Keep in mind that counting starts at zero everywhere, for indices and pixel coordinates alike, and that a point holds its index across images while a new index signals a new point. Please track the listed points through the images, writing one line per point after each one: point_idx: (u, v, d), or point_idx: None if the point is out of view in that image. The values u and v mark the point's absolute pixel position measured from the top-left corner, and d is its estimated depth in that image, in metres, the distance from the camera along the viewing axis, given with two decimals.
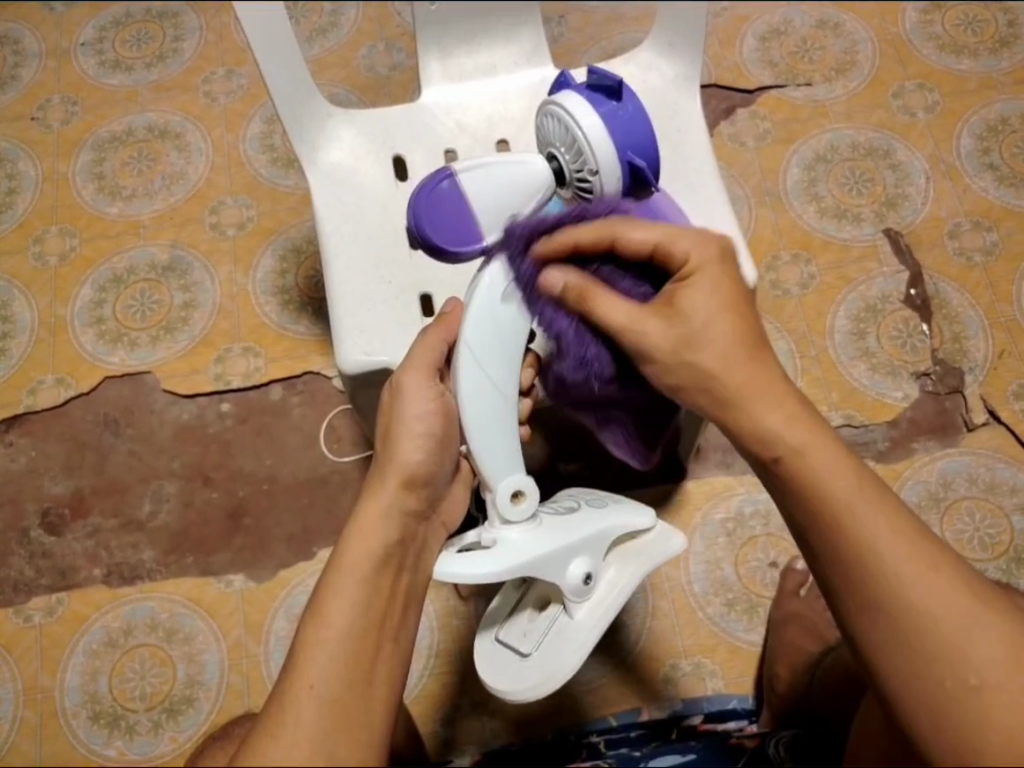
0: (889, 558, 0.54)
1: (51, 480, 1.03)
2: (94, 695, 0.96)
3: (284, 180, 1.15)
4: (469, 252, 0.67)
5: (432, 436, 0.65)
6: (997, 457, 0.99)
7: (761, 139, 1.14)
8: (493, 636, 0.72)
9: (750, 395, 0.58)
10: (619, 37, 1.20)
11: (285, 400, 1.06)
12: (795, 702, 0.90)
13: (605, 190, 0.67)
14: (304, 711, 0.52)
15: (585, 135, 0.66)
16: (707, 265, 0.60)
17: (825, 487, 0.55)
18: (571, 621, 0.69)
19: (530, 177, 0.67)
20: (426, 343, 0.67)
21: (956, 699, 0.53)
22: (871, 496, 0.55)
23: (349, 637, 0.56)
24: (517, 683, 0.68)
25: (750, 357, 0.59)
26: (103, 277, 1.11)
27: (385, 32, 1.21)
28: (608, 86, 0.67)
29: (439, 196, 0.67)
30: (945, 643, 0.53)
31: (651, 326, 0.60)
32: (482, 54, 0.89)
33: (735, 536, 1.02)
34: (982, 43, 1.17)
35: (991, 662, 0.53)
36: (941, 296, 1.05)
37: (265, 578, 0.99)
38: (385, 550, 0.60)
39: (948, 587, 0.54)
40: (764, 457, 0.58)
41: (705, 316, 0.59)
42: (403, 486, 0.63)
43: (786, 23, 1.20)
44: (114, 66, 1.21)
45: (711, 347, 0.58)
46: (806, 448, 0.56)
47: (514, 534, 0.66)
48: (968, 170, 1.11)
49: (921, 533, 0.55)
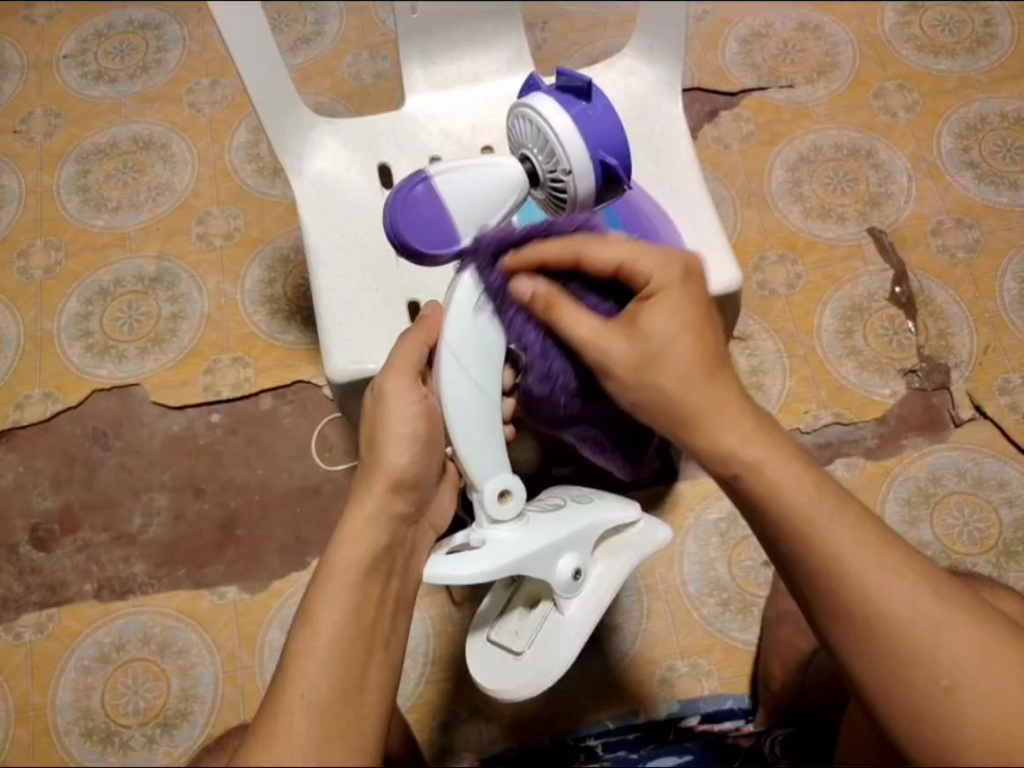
0: (849, 561, 0.54)
1: (39, 495, 1.02)
2: (87, 711, 0.95)
3: (271, 189, 1.15)
4: (447, 257, 0.65)
5: (418, 438, 0.64)
6: (984, 452, 1.00)
7: (745, 141, 1.15)
8: (485, 637, 0.71)
9: (707, 416, 0.57)
10: (603, 41, 1.20)
11: (275, 409, 1.06)
12: (790, 697, 0.89)
13: (578, 193, 0.65)
14: (295, 720, 0.52)
15: (558, 137, 0.64)
16: (670, 288, 0.59)
17: (787, 502, 0.55)
18: (563, 617, 0.69)
19: (501, 180, 0.65)
20: (407, 345, 0.66)
21: (927, 700, 0.53)
22: (832, 509, 0.55)
23: (339, 645, 0.55)
24: (513, 683, 0.68)
25: (711, 377, 0.58)
26: (89, 290, 1.11)
27: (368, 40, 1.21)
28: (576, 87, 0.65)
29: (415, 201, 0.64)
30: (916, 646, 0.53)
31: (617, 345, 0.58)
32: (466, 61, 0.89)
33: (728, 535, 1.02)
34: (960, 43, 1.19)
35: (962, 658, 0.53)
36: (926, 293, 1.06)
37: (259, 589, 0.99)
38: (373, 558, 0.60)
39: (913, 590, 0.54)
40: (725, 477, 0.57)
41: (667, 335, 0.58)
42: (390, 490, 0.63)
43: (767, 26, 1.22)
44: (97, 78, 1.21)
45: (671, 368, 0.57)
46: (764, 464, 0.56)
47: (502, 534, 0.66)
48: (949, 168, 1.12)
49: (884, 538, 0.55)
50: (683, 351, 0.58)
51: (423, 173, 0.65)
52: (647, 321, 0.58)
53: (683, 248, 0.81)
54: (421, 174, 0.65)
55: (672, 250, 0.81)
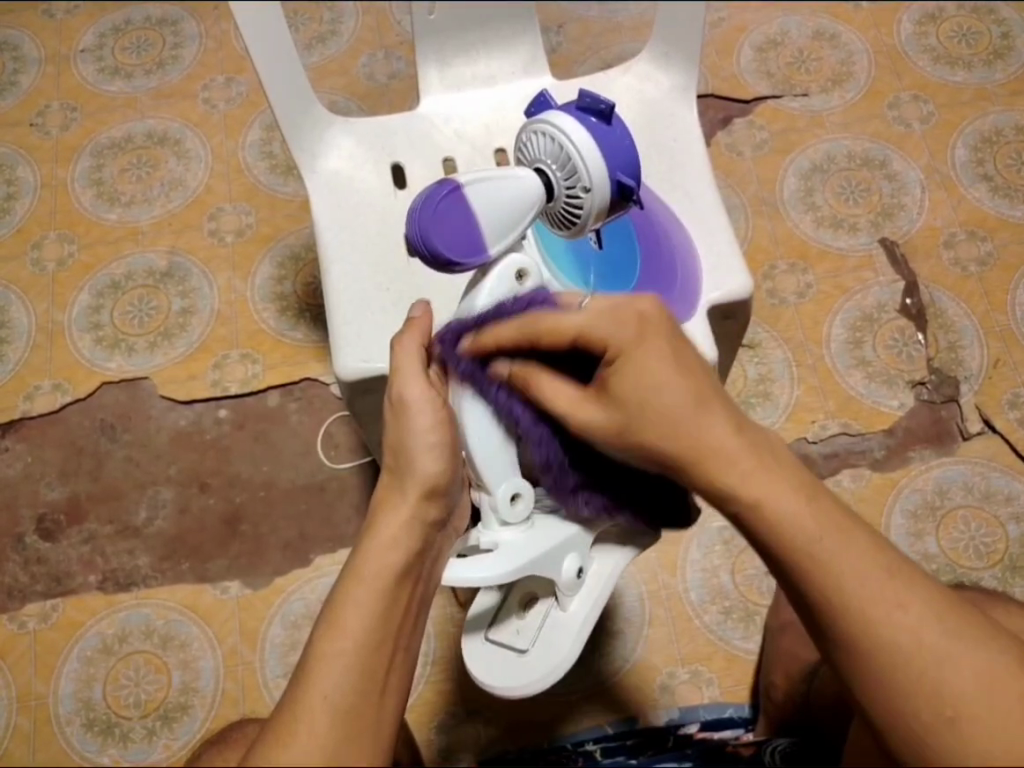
0: (851, 593, 0.52)
1: (47, 486, 1.03)
2: (88, 702, 0.95)
3: (283, 187, 1.15)
4: (475, 264, 0.63)
5: (447, 442, 0.62)
6: (993, 466, 0.99)
7: (758, 148, 1.14)
8: (483, 636, 0.71)
9: (710, 464, 0.55)
10: (617, 47, 1.20)
11: (283, 406, 1.06)
12: (795, 710, 0.88)
13: (594, 212, 0.64)
14: (317, 722, 0.51)
15: (579, 152, 0.62)
16: (627, 348, 0.57)
17: (786, 535, 0.53)
18: (565, 614, 0.70)
19: (524, 194, 0.63)
20: (402, 345, 0.63)
21: (930, 730, 0.51)
22: (832, 543, 0.52)
23: (364, 650, 0.54)
24: (520, 678, 0.68)
25: (700, 410, 0.55)
26: (101, 283, 1.11)
27: (383, 41, 1.22)
28: (598, 108, 0.63)
29: (446, 210, 0.62)
30: (917, 677, 0.51)
31: (594, 414, 0.59)
32: (481, 63, 0.89)
33: (731, 544, 1.02)
34: (977, 55, 1.18)
35: (965, 690, 0.51)
36: (937, 306, 1.06)
37: (261, 585, 0.99)
38: (404, 564, 0.58)
39: (917, 619, 0.51)
40: (725, 505, 0.55)
41: (649, 390, 0.56)
42: (425, 496, 0.61)
43: (783, 34, 1.21)
44: (114, 74, 1.22)
45: (659, 417, 0.56)
46: (761, 502, 0.53)
47: (511, 536, 0.67)
48: (963, 180, 1.12)
49: (888, 565, 0.53)
50: (674, 396, 0.55)
51: (452, 178, 0.62)
52: (624, 383, 0.57)
53: (693, 254, 0.80)
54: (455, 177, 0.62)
55: (684, 258, 0.80)
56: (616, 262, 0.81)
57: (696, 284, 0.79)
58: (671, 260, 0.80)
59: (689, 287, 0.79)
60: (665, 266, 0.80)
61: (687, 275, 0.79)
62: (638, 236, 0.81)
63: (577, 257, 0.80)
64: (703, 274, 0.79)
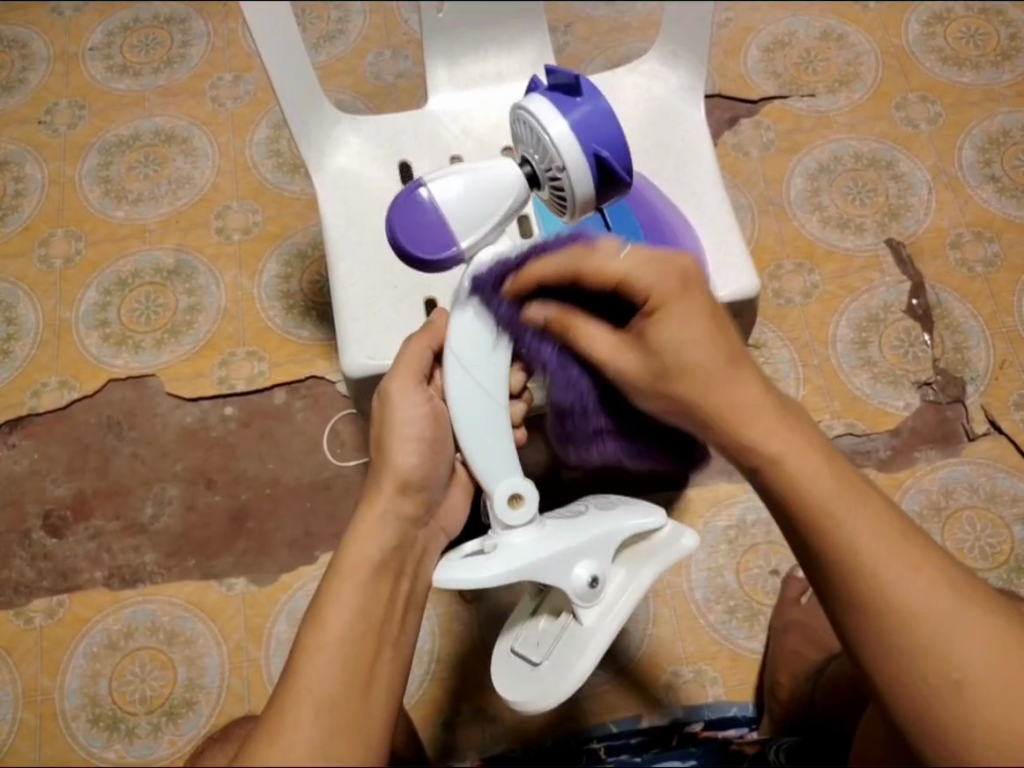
0: (868, 554, 0.52)
1: (54, 482, 1.04)
2: (94, 697, 0.96)
3: (290, 185, 1.15)
4: (446, 260, 0.64)
5: (424, 438, 0.66)
6: (999, 467, 0.99)
7: (765, 149, 1.14)
8: (509, 645, 0.69)
9: (738, 421, 0.55)
10: (624, 46, 1.20)
11: (289, 404, 1.06)
12: (799, 710, 0.89)
13: (576, 191, 0.63)
14: (304, 714, 0.51)
15: (550, 139, 0.62)
16: (669, 301, 0.57)
17: (806, 492, 0.53)
18: (581, 628, 0.65)
19: (498, 181, 0.64)
20: (412, 349, 0.67)
21: (934, 692, 0.51)
22: (851, 502, 0.53)
23: (348, 642, 0.55)
24: (528, 692, 0.65)
25: (726, 369, 0.56)
26: (108, 280, 1.12)
27: (391, 40, 1.22)
28: (567, 84, 0.64)
29: (413, 208, 0.63)
30: (928, 642, 0.51)
31: (629, 360, 0.60)
32: (489, 61, 0.89)
33: (736, 543, 1.02)
34: (985, 56, 1.18)
35: (974, 657, 0.51)
36: (943, 306, 1.06)
37: (267, 582, 0.99)
38: (382, 556, 0.60)
39: (929, 585, 0.52)
40: (747, 462, 0.56)
41: (681, 345, 0.56)
42: (399, 490, 0.64)
43: (790, 34, 1.21)
44: (122, 71, 1.22)
45: (687, 376, 0.57)
46: (782, 457, 0.54)
47: (515, 539, 0.65)
48: (970, 181, 1.12)
49: (902, 529, 0.53)
50: (703, 353, 0.56)
51: (423, 177, 0.64)
52: (659, 331, 0.57)
53: (702, 254, 0.80)
54: (419, 177, 0.64)
55: (692, 258, 0.79)
56: None
57: (703, 282, 0.79)
58: None
59: None
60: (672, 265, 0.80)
61: None
62: (645, 237, 0.81)
63: None
64: (711, 272, 0.79)
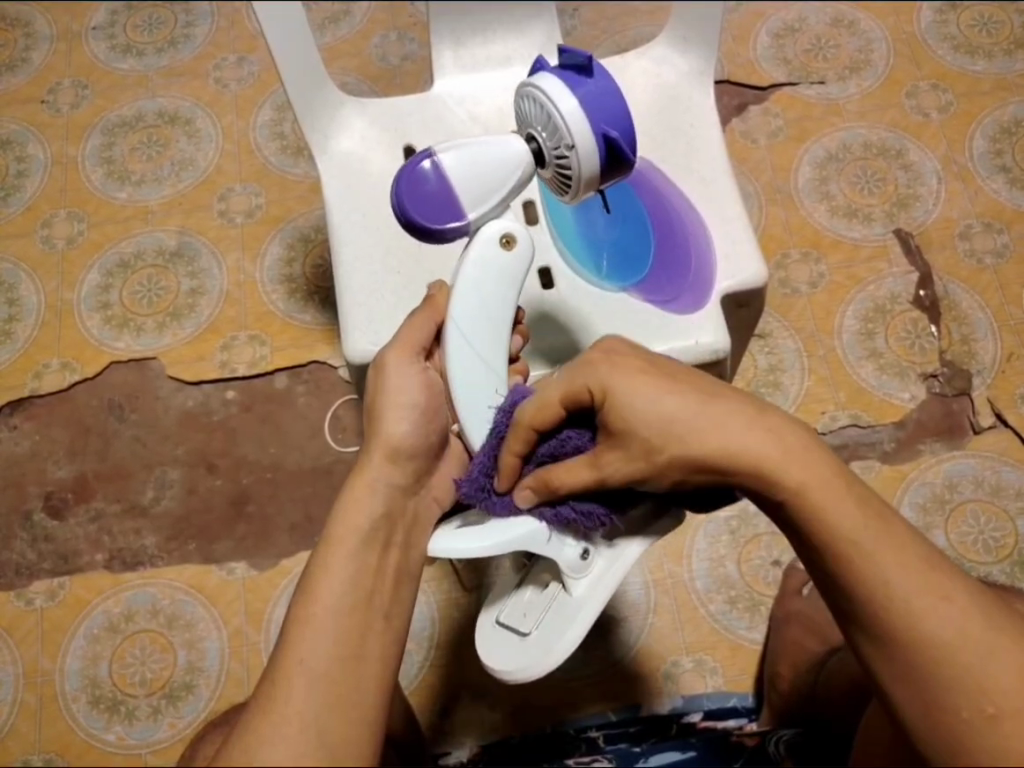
0: (899, 589, 0.51)
1: (55, 465, 1.03)
2: (94, 679, 0.96)
3: (293, 169, 1.15)
4: (449, 230, 0.65)
5: (417, 407, 0.64)
6: (1004, 460, 0.98)
7: (773, 136, 1.13)
8: (494, 618, 0.65)
9: (742, 450, 0.53)
10: (633, 31, 1.19)
11: (291, 388, 1.06)
12: (800, 702, 0.87)
13: (581, 169, 0.63)
14: (294, 687, 0.51)
15: (561, 117, 0.62)
16: (608, 384, 0.56)
17: (828, 527, 0.52)
18: (571, 598, 0.63)
19: (505, 155, 0.65)
20: (415, 323, 0.65)
21: (967, 726, 0.50)
22: (878, 537, 0.52)
23: (338, 615, 0.54)
24: (516, 663, 0.61)
25: (727, 405, 0.54)
26: (110, 262, 1.11)
27: (397, 22, 1.21)
28: (577, 63, 0.63)
29: (420, 179, 0.64)
30: (963, 670, 0.50)
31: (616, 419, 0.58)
32: (496, 43, 0.87)
33: (738, 533, 1.02)
34: (997, 44, 1.17)
35: (1009, 688, 0.50)
36: (950, 298, 1.05)
37: (268, 566, 0.99)
38: (372, 525, 0.59)
39: (959, 613, 0.51)
40: (768, 498, 0.54)
41: (666, 388, 0.55)
42: (389, 459, 0.62)
43: (801, 21, 1.20)
44: (125, 51, 1.22)
45: (683, 414, 0.55)
46: (805, 488, 0.53)
47: (508, 507, 0.62)
48: (980, 171, 1.10)
49: (928, 560, 0.52)
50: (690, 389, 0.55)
51: (431, 148, 0.65)
52: (642, 380, 0.56)
53: (708, 238, 0.79)
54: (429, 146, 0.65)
55: (698, 245, 0.79)
56: (628, 246, 0.80)
57: (711, 269, 0.78)
58: (685, 245, 0.79)
59: (704, 273, 0.78)
60: (678, 254, 0.79)
61: (701, 260, 0.78)
62: (652, 222, 0.80)
63: (589, 244, 0.80)
64: (718, 261, 0.78)
